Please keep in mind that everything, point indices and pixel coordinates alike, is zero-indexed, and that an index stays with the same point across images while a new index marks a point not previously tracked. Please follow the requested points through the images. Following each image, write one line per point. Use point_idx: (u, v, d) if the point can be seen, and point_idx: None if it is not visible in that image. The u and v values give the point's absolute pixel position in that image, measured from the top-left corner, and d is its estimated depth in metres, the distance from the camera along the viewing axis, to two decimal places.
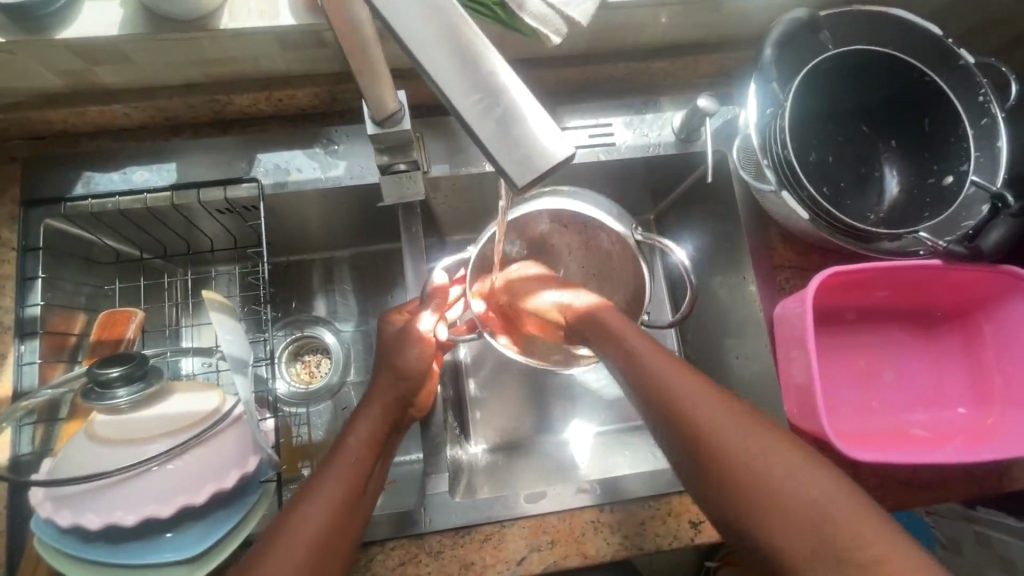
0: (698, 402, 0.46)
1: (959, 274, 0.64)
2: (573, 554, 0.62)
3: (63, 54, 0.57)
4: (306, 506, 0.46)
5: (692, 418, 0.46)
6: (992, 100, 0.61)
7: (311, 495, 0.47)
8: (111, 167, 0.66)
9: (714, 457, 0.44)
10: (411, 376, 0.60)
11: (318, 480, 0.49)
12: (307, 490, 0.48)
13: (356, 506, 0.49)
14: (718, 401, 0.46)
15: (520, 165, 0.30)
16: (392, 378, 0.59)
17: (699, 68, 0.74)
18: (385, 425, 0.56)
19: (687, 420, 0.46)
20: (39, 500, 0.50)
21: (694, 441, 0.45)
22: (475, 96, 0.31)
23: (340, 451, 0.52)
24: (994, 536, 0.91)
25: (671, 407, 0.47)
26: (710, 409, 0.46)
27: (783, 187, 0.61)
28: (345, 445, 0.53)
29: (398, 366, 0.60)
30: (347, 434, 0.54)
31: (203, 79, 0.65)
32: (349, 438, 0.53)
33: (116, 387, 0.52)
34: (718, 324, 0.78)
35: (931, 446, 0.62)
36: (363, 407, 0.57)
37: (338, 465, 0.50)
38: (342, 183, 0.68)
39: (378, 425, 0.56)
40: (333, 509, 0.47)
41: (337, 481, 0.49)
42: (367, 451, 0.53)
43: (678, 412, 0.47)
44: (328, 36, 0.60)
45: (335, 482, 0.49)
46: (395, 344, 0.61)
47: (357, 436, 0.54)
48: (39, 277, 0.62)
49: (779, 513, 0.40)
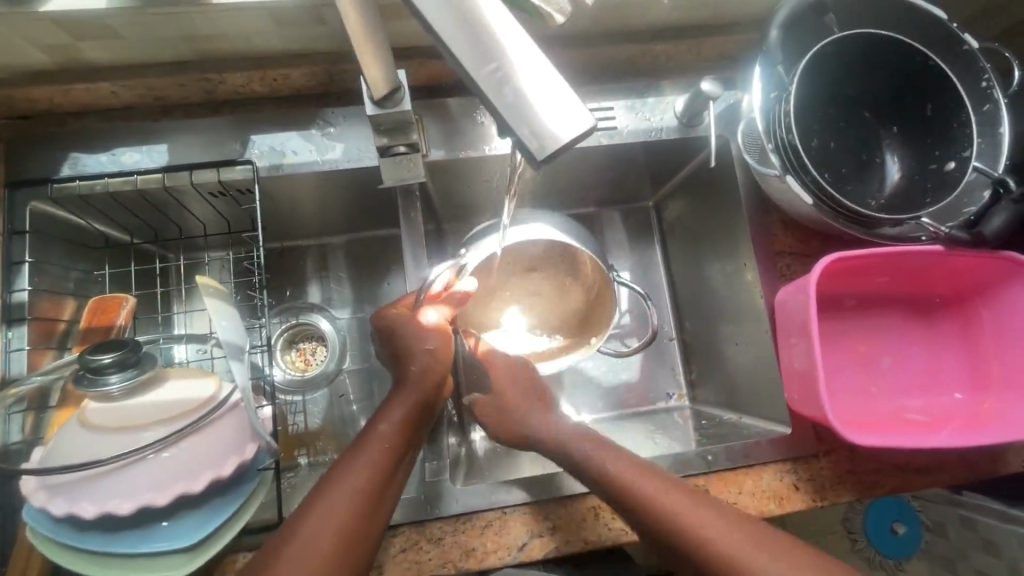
0: (633, 483, 0.51)
1: (960, 261, 0.64)
2: (573, 540, 0.62)
3: (48, 28, 0.55)
4: (334, 495, 0.46)
5: (631, 498, 0.50)
6: (995, 86, 0.61)
7: (334, 486, 0.47)
8: (98, 148, 0.64)
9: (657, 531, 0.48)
10: (440, 364, 0.58)
11: (343, 467, 0.48)
12: (332, 477, 0.48)
13: (381, 497, 0.48)
14: (656, 477, 0.51)
15: (540, 139, 0.31)
16: (426, 363, 0.58)
17: (702, 51, 0.73)
18: (417, 414, 0.55)
19: (628, 501, 0.50)
20: (32, 488, 0.49)
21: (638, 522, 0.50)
22: (493, 68, 0.32)
23: (372, 438, 0.51)
24: (978, 519, 0.94)
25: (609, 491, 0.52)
26: (637, 478, 0.51)
27: (787, 171, 0.61)
28: (376, 433, 0.52)
29: (429, 354, 0.58)
30: (377, 421, 0.53)
31: (195, 56, 0.63)
32: (381, 426, 0.52)
33: (108, 374, 0.51)
34: (716, 311, 0.78)
35: (927, 430, 0.62)
36: (395, 394, 0.56)
37: (364, 455, 0.50)
38: (340, 166, 0.66)
39: (408, 411, 0.55)
40: (357, 502, 0.46)
41: (362, 471, 0.48)
42: (398, 440, 0.52)
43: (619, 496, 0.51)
44: (326, 12, 0.59)
45: (357, 470, 0.48)
46: (411, 334, 0.58)
47: (389, 423, 0.53)
48: (26, 262, 0.60)
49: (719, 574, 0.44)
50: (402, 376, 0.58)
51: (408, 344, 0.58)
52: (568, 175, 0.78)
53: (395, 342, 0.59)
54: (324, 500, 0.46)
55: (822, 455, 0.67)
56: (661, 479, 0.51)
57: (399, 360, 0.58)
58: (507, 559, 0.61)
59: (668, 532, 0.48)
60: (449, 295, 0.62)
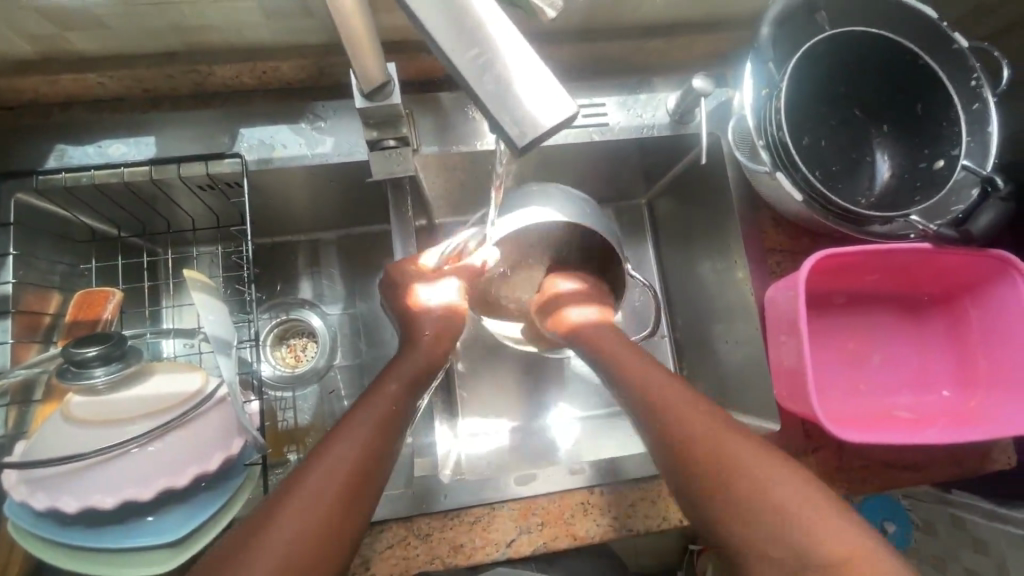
0: (742, 455, 0.47)
1: (947, 259, 0.65)
2: (562, 536, 0.61)
3: (33, 17, 0.54)
4: (340, 445, 0.45)
5: (735, 474, 0.46)
6: (984, 85, 0.61)
7: (342, 439, 0.45)
8: (85, 140, 0.64)
9: (755, 512, 0.44)
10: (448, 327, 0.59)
11: (349, 421, 0.47)
12: (338, 430, 0.46)
13: (386, 454, 0.47)
14: (763, 450, 0.47)
15: (522, 126, 0.31)
16: (436, 337, 0.58)
17: (694, 48, 0.73)
18: (425, 376, 0.55)
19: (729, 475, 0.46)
20: (13, 483, 0.48)
21: (733, 503, 0.45)
22: (474, 55, 0.32)
23: (379, 395, 0.50)
24: (965, 517, 0.95)
25: (702, 457, 0.47)
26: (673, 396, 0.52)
27: (778, 168, 0.61)
28: (383, 391, 0.50)
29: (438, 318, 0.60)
30: (387, 381, 0.52)
31: (183, 48, 0.63)
32: (390, 385, 0.51)
33: (93, 367, 0.50)
34: (707, 309, 0.78)
35: (915, 427, 0.63)
36: (401, 358, 0.55)
37: (370, 411, 0.48)
38: (329, 160, 0.66)
39: (414, 375, 0.53)
40: (363, 453, 0.45)
41: (369, 425, 0.47)
42: (405, 399, 0.51)
43: (718, 466, 0.47)
44: (315, 4, 0.58)
45: (363, 423, 0.47)
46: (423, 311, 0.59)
47: (397, 382, 0.52)
48: (10, 254, 0.59)
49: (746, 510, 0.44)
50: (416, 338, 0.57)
51: (422, 324, 0.58)
52: (561, 172, 0.78)
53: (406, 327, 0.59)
54: (329, 452, 0.44)
55: (811, 452, 0.67)
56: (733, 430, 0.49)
57: (402, 340, 0.59)
58: (496, 555, 0.60)
59: (773, 515, 0.44)
60: (461, 265, 0.63)
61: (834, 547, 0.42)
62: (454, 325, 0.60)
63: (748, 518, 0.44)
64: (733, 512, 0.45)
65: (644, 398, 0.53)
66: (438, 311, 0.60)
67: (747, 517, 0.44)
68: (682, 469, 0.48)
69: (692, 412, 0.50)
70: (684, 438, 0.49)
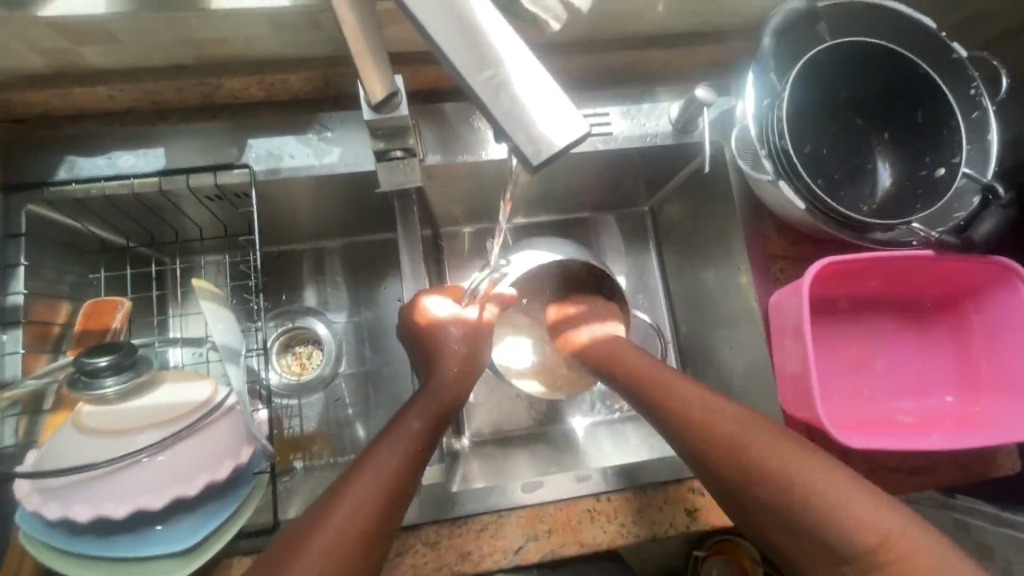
0: (768, 452, 0.48)
1: (951, 265, 0.65)
2: (569, 543, 0.62)
3: (46, 32, 0.55)
4: (367, 475, 0.46)
5: (761, 473, 0.47)
6: (983, 94, 0.62)
7: (365, 477, 0.46)
8: (96, 152, 0.64)
9: (785, 507, 0.46)
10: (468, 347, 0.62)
11: (372, 458, 0.47)
12: (359, 468, 0.47)
13: (411, 484, 0.48)
14: (791, 445, 0.48)
15: (535, 143, 0.32)
16: (461, 355, 0.61)
17: (696, 58, 0.74)
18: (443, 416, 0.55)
19: (759, 475, 0.47)
20: (26, 492, 0.49)
21: (759, 497, 0.47)
22: (488, 75, 0.33)
23: (403, 433, 0.50)
24: (970, 522, 0.94)
25: (724, 457, 0.50)
26: (698, 402, 0.54)
27: (781, 177, 0.61)
28: (406, 428, 0.51)
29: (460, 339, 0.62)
30: (411, 418, 0.53)
31: (193, 61, 0.63)
32: (414, 423, 0.52)
33: (104, 377, 0.50)
34: (711, 317, 0.78)
35: (921, 433, 0.63)
36: (426, 392, 0.56)
37: (395, 449, 0.48)
38: (337, 171, 0.67)
39: (435, 411, 0.54)
40: (393, 480, 0.46)
41: (396, 455, 0.48)
42: (428, 437, 0.52)
43: (745, 468, 0.48)
44: (324, 18, 0.59)
45: (390, 454, 0.48)
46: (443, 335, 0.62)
47: (422, 420, 0.53)
48: (22, 265, 0.60)
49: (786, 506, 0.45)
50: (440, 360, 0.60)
51: (443, 338, 0.62)
52: (565, 180, 0.79)
53: (432, 350, 0.61)
54: (353, 488, 0.44)
55: None
56: (766, 430, 0.50)
57: (427, 353, 0.61)
58: (504, 562, 0.61)
59: (807, 510, 0.45)
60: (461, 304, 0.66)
61: (870, 537, 0.42)
62: (474, 344, 0.63)
63: (790, 515, 0.45)
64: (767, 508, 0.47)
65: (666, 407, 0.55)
66: (459, 327, 0.63)
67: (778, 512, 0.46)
68: (715, 466, 0.50)
69: (711, 415, 0.52)
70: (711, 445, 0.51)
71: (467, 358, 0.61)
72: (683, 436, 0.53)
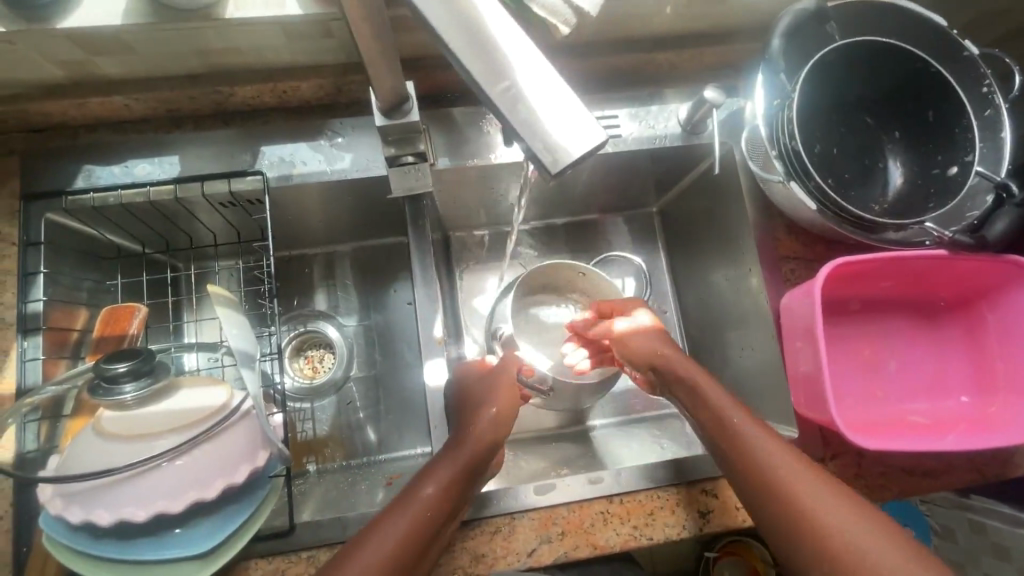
0: (817, 501, 0.47)
1: (964, 264, 0.65)
2: (583, 545, 0.62)
3: (64, 44, 0.55)
4: (371, 544, 0.46)
5: (748, 458, 0.52)
6: (996, 92, 0.61)
7: (368, 547, 0.46)
8: (112, 160, 0.65)
9: (823, 556, 0.45)
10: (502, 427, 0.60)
11: (383, 523, 0.48)
12: (363, 538, 0.47)
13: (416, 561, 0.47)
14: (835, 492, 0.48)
15: (552, 153, 0.32)
16: (488, 420, 0.58)
17: (705, 59, 0.74)
18: (476, 472, 0.55)
19: (799, 519, 0.47)
20: (48, 497, 0.50)
21: (758, 487, 0.51)
22: (505, 85, 0.33)
23: (412, 500, 0.50)
24: (988, 522, 0.95)
25: (727, 439, 0.54)
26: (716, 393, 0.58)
27: (791, 178, 0.61)
28: (420, 493, 0.50)
29: (492, 418, 0.58)
30: (423, 482, 0.51)
31: (206, 69, 0.64)
32: (425, 488, 0.51)
33: (123, 383, 0.51)
34: (721, 318, 0.78)
35: (935, 434, 0.62)
36: (448, 450, 0.55)
37: (408, 515, 0.48)
38: (348, 176, 0.67)
39: (456, 474, 0.53)
40: (399, 555, 0.46)
41: (406, 528, 0.48)
42: (440, 506, 0.50)
43: (787, 508, 0.48)
44: (335, 26, 0.60)
45: (397, 527, 0.47)
46: (485, 388, 0.62)
47: (434, 486, 0.51)
48: (41, 272, 0.60)
49: (776, 502, 0.49)
50: (461, 435, 0.56)
51: (470, 393, 0.61)
52: (573, 184, 0.80)
53: (463, 411, 0.59)
54: (357, 557, 0.45)
55: (829, 459, 0.67)
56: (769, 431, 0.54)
57: (461, 411, 0.60)
58: (517, 564, 0.61)
59: (792, 507, 0.48)
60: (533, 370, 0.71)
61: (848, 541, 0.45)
62: (511, 410, 0.61)
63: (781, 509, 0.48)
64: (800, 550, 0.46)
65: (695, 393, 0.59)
66: (504, 371, 0.64)
67: (812, 559, 0.46)
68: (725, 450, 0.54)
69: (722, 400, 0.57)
70: (760, 483, 0.51)
71: (499, 434, 0.59)
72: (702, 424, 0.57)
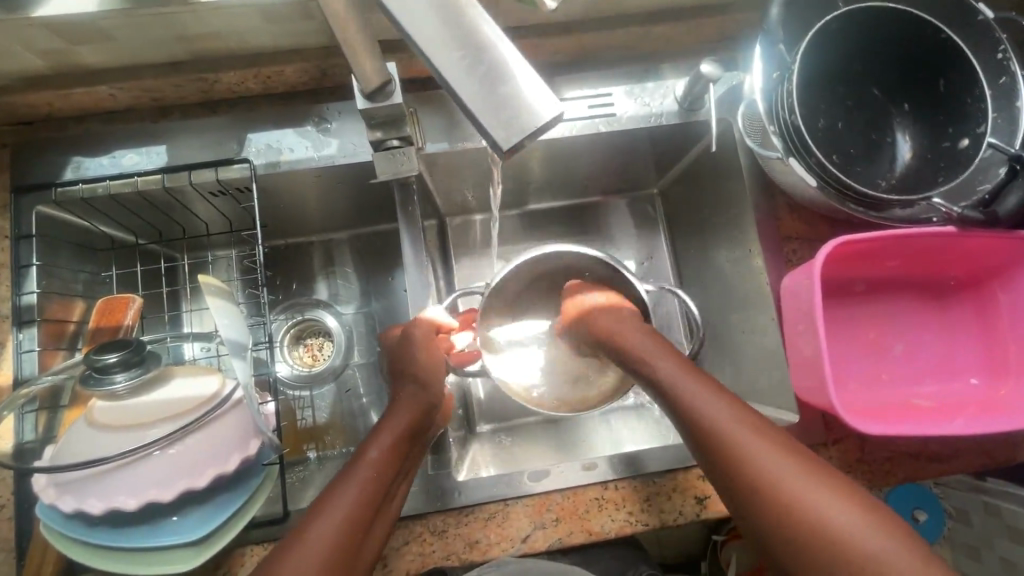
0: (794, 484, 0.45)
1: (974, 241, 0.62)
2: (577, 531, 0.61)
3: (44, 34, 0.55)
4: (322, 517, 0.45)
5: (721, 442, 0.49)
6: (1012, 58, 0.58)
7: (322, 516, 0.45)
8: (100, 151, 0.65)
9: (800, 539, 0.43)
10: (433, 386, 0.58)
11: (333, 490, 0.47)
12: (316, 509, 0.46)
13: (369, 525, 0.47)
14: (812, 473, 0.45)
15: (507, 127, 0.32)
16: (415, 382, 0.58)
17: (702, 32, 0.71)
18: (420, 423, 0.55)
19: (775, 503, 0.44)
20: (43, 486, 0.50)
21: (732, 472, 0.47)
22: (461, 57, 0.34)
23: (359, 464, 0.49)
24: (1002, 505, 0.93)
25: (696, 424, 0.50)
26: (681, 374, 0.54)
27: (791, 154, 0.58)
28: (365, 458, 0.50)
29: (424, 381, 0.58)
30: (369, 447, 0.51)
31: (188, 55, 0.63)
32: (372, 451, 0.50)
33: (114, 373, 0.51)
34: (723, 301, 0.76)
35: (941, 417, 0.60)
36: (386, 416, 0.55)
37: (355, 480, 0.48)
38: (336, 161, 0.66)
39: (396, 439, 0.52)
40: (351, 518, 0.46)
41: (355, 491, 0.47)
42: (387, 467, 0.50)
43: (761, 493, 0.45)
44: (315, 7, 0.58)
45: (347, 492, 0.47)
46: (404, 355, 0.59)
47: (380, 448, 0.51)
48: (34, 265, 0.61)
49: (752, 489, 0.46)
50: (393, 404, 0.56)
51: (415, 364, 0.59)
52: (569, 165, 0.78)
53: (398, 369, 0.59)
54: (310, 529, 0.44)
55: (830, 444, 0.66)
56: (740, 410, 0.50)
57: (399, 378, 0.59)
58: (511, 550, 0.61)
59: (766, 493, 0.45)
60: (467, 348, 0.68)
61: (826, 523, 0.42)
62: (438, 367, 0.60)
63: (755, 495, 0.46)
64: (776, 534, 0.44)
65: (656, 373, 0.55)
66: (416, 332, 0.60)
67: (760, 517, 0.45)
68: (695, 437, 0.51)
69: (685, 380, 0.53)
70: (733, 467, 0.47)
71: (434, 396, 0.58)
72: (669, 410, 0.54)
